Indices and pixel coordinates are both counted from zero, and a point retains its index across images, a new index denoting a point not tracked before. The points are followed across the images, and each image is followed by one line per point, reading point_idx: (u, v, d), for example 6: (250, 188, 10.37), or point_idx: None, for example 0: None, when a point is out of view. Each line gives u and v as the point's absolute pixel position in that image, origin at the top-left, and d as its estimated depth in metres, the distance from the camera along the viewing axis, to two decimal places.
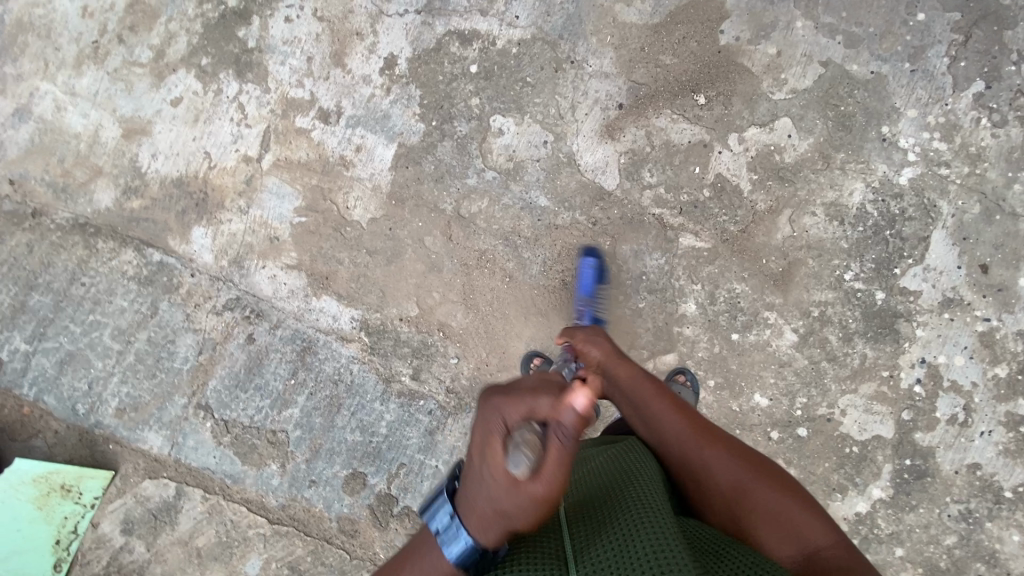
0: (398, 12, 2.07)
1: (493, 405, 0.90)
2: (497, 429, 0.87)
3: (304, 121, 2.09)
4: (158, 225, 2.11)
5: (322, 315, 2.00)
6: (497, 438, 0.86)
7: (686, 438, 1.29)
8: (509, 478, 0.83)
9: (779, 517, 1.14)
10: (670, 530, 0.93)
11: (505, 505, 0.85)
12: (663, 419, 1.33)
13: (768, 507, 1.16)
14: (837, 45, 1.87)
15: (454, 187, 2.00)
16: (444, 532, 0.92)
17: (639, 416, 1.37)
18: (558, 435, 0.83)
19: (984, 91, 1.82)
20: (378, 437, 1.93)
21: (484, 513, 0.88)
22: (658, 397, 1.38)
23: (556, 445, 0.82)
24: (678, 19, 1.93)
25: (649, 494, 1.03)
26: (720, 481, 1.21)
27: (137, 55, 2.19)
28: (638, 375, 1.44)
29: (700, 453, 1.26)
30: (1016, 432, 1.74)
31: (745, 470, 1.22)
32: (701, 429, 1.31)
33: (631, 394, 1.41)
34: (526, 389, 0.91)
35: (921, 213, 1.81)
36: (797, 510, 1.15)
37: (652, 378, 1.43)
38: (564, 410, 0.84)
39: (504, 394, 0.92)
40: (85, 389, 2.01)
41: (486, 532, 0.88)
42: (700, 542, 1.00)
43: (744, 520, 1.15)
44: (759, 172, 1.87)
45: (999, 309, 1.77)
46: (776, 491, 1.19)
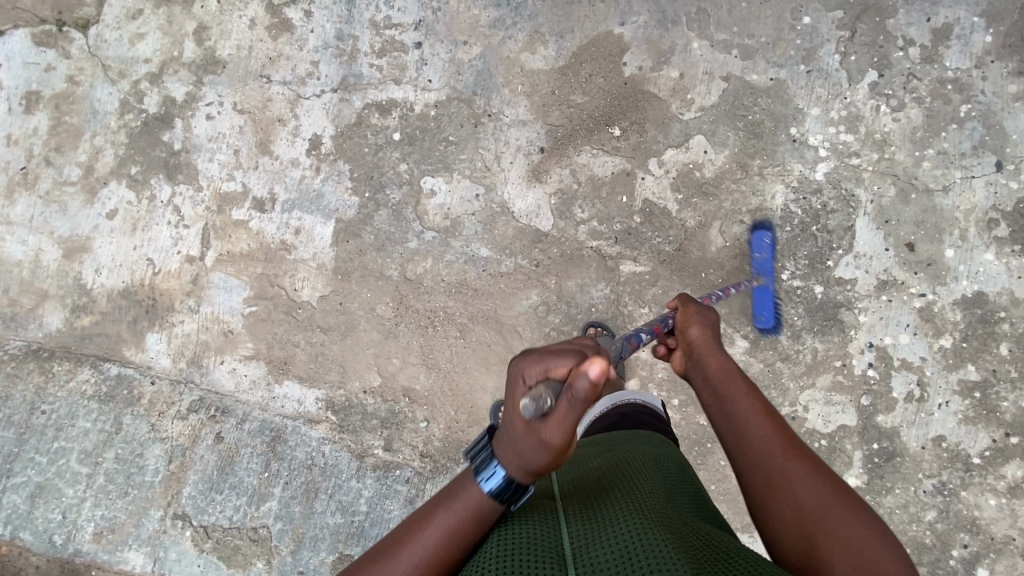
0: (314, 93, 2.12)
1: (519, 364, 0.97)
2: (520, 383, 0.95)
3: (240, 213, 2.12)
4: (113, 337, 2.11)
5: (287, 401, 2.01)
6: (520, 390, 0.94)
7: (772, 447, 1.15)
8: (525, 423, 0.92)
9: (860, 546, 0.98)
10: (666, 535, 0.92)
11: (521, 449, 0.94)
12: (747, 420, 1.21)
13: (846, 532, 1.01)
14: (734, 59, 1.95)
15: (396, 252, 2.03)
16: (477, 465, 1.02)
17: (721, 411, 1.27)
18: (570, 397, 0.84)
19: (878, 80, 1.90)
20: (359, 515, 1.91)
21: (506, 453, 0.98)
22: (748, 398, 1.25)
23: (565, 403, 0.85)
24: (582, 59, 2.01)
25: (649, 506, 1.01)
26: (799, 498, 1.07)
27: (67, 174, 2.21)
28: (728, 367, 1.34)
29: (781, 461, 1.12)
30: (972, 399, 1.79)
31: (831, 492, 1.07)
32: (789, 441, 1.16)
33: (718, 388, 1.30)
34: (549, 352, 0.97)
35: (841, 204, 1.88)
36: (880, 543, 0.99)
37: (743, 374, 1.32)
38: (578, 376, 0.83)
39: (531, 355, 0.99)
40: (59, 519, 1.97)
41: (508, 466, 0.98)
42: (710, 548, 1.00)
43: (816, 538, 1.02)
44: (683, 191, 1.93)
45: (932, 283, 1.82)
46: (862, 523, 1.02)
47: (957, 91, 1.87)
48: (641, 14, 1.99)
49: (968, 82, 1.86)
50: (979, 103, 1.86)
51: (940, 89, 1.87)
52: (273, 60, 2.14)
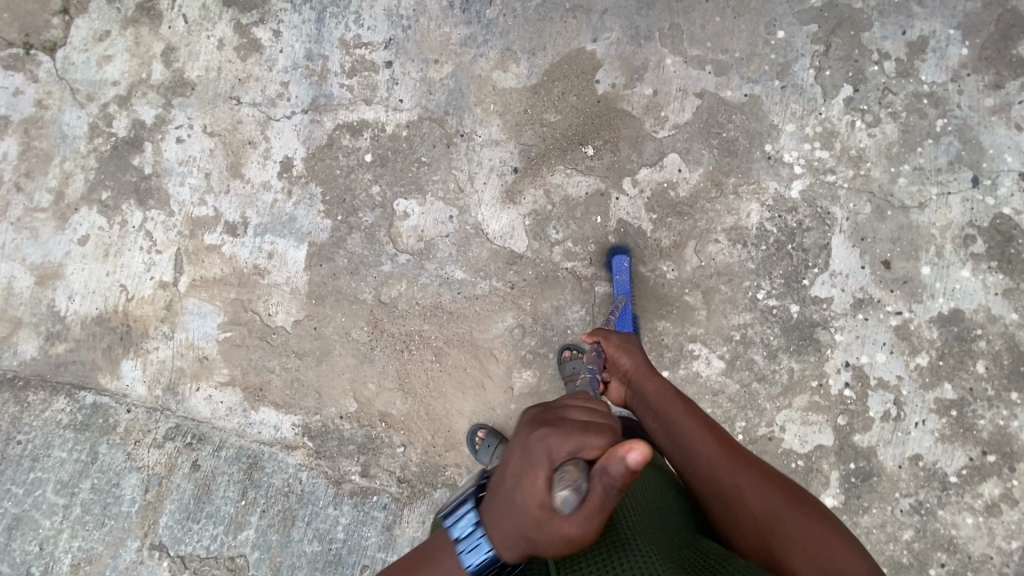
0: (285, 115, 2.09)
1: (540, 436, 0.85)
2: (541, 459, 0.83)
3: (213, 237, 2.08)
4: (86, 365, 2.08)
5: (264, 428, 2.00)
6: (542, 472, 0.82)
7: (718, 464, 1.12)
8: (544, 507, 0.80)
9: (814, 546, 1.02)
10: (651, 547, 0.86)
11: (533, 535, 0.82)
12: (694, 440, 1.17)
13: (802, 537, 1.03)
14: (708, 75, 1.93)
15: (370, 276, 2.01)
16: (466, 542, 0.88)
17: (665, 433, 1.22)
18: (605, 484, 0.76)
19: (853, 95, 1.87)
20: (337, 543, 1.92)
21: (511, 536, 0.84)
22: (687, 416, 1.22)
23: (601, 491, 0.76)
24: (554, 77, 1.98)
25: (636, 512, 0.94)
26: (755, 510, 1.06)
27: (37, 201, 2.14)
28: (665, 389, 1.30)
29: (732, 474, 1.11)
30: (948, 417, 1.78)
31: (780, 496, 1.08)
32: (733, 451, 1.15)
33: (659, 412, 1.25)
34: (577, 424, 0.86)
35: (817, 222, 1.86)
36: (830, 538, 1.03)
37: (680, 394, 1.29)
38: (615, 459, 0.75)
39: (552, 424, 0.87)
40: (37, 551, 1.96)
41: (509, 549, 0.84)
42: (697, 557, 0.94)
43: (776, 548, 1.03)
44: (657, 210, 1.91)
45: (908, 301, 1.81)
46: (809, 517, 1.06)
47: (933, 106, 1.84)
48: (613, 30, 1.96)
49: (944, 96, 1.84)
50: (955, 118, 1.84)
51: (915, 104, 1.85)
52: (242, 82, 2.11)
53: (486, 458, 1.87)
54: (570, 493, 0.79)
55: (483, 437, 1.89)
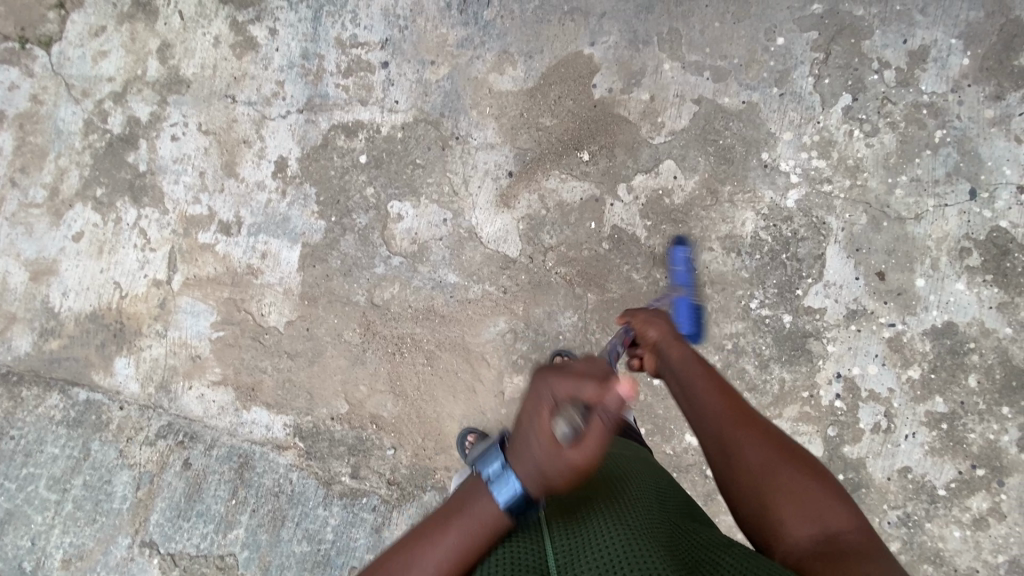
0: (280, 114, 2.07)
1: (545, 379, 0.92)
2: (545, 397, 0.90)
3: (206, 236, 2.08)
4: (80, 362, 2.08)
5: (255, 427, 2.01)
6: (546, 408, 0.89)
7: (725, 418, 1.15)
8: (550, 440, 0.88)
9: (804, 498, 1.02)
10: (649, 542, 0.86)
11: (543, 464, 0.89)
12: (705, 397, 1.20)
13: (794, 488, 1.03)
14: (706, 81, 1.91)
15: (363, 278, 2.01)
16: (496, 479, 0.93)
17: (680, 392, 1.25)
18: (603, 413, 0.86)
19: (852, 104, 1.86)
20: (326, 544, 1.94)
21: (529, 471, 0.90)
22: (703, 374, 1.25)
23: (599, 421, 0.86)
24: (551, 80, 1.97)
25: (634, 510, 0.95)
26: (755, 468, 1.07)
27: (32, 196, 2.13)
28: (688, 352, 1.31)
29: (737, 430, 1.12)
30: (939, 430, 1.78)
31: (783, 452, 1.09)
32: (743, 410, 1.17)
33: (677, 371, 1.28)
34: (576, 368, 0.95)
35: (812, 232, 1.85)
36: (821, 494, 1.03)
37: (700, 357, 1.30)
38: (611, 392, 0.88)
39: (556, 370, 0.95)
40: (29, 546, 1.98)
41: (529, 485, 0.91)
42: (694, 552, 0.94)
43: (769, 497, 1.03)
44: (651, 218, 1.90)
45: (902, 313, 1.80)
46: (806, 475, 1.05)
47: (932, 116, 1.83)
48: (611, 34, 1.95)
49: (944, 106, 1.83)
50: (954, 129, 1.82)
51: (915, 114, 1.83)
52: (238, 80, 2.10)
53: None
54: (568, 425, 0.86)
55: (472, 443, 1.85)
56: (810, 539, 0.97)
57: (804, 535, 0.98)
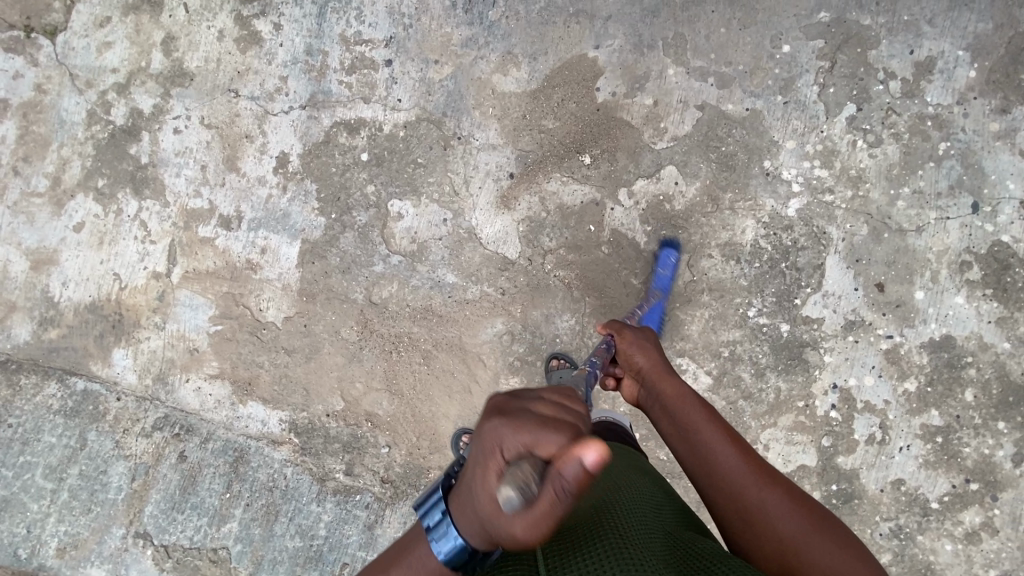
0: (283, 110, 2.07)
1: (495, 428, 0.76)
2: (494, 450, 0.75)
3: (207, 230, 2.08)
4: (79, 352, 2.08)
5: (251, 421, 2.02)
6: (496, 465, 0.73)
7: (742, 476, 1.13)
8: (493, 502, 0.73)
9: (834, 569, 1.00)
10: (644, 553, 0.88)
11: (489, 526, 0.76)
12: (715, 449, 1.18)
13: (823, 558, 1.01)
14: (710, 87, 1.90)
15: (362, 276, 2.01)
16: (436, 530, 0.86)
17: (687, 444, 1.21)
18: (557, 485, 0.68)
19: (856, 114, 1.85)
20: (318, 540, 1.95)
21: (475, 528, 0.80)
22: (712, 426, 1.22)
23: (550, 494, 0.68)
24: (554, 83, 1.96)
25: (630, 521, 0.96)
26: (780, 530, 1.06)
27: (34, 185, 2.14)
28: (687, 395, 1.28)
29: (756, 491, 1.11)
30: (933, 443, 1.77)
31: (803, 514, 1.07)
32: (758, 467, 1.15)
33: (682, 420, 1.25)
34: (537, 418, 0.76)
35: (812, 241, 1.84)
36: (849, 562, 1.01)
37: (702, 401, 1.27)
38: (570, 459, 0.68)
39: (511, 414, 0.78)
40: (24, 533, 1.99)
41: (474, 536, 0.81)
42: (688, 560, 0.95)
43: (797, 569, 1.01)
44: (651, 223, 1.90)
45: (900, 325, 1.80)
46: (832, 541, 1.04)
47: (937, 128, 1.82)
48: (616, 37, 1.94)
49: (948, 118, 1.82)
50: (958, 141, 1.81)
51: (919, 125, 1.83)
52: (241, 74, 2.09)
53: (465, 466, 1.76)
54: (513, 493, 0.69)
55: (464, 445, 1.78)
56: None
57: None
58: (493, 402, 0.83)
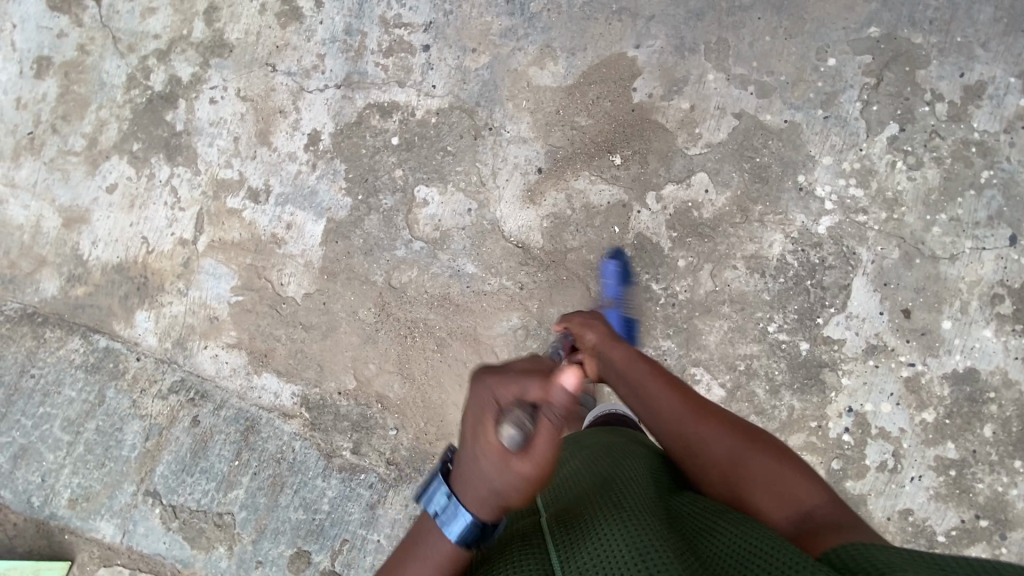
0: (318, 87, 2.08)
1: (485, 387, 0.91)
2: (488, 405, 0.88)
3: (235, 201, 2.11)
4: (103, 310, 2.13)
5: (264, 393, 2.05)
6: (490, 414, 0.87)
7: (682, 414, 1.19)
8: (499, 451, 0.84)
9: (777, 486, 1.06)
10: (646, 520, 0.88)
11: (496, 479, 0.86)
12: (658, 398, 1.23)
13: (766, 477, 1.07)
14: (750, 96, 1.87)
15: (383, 259, 2.02)
16: (445, 513, 0.92)
17: (632, 397, 1.27)
18: (551, 413, 0.83)
19: (898, 134, 1.81)
20: (321, 514, 1.98)
21: (481, 491, 0.88)
22: (650, 373, 1.28)
23: (545, 424, 0.82)
24: (591, 80, 1.94)
25: (629, 494, 0.96)
26: (723, 458, 1.11)
27: (71, 144, 2.18)
28: (633, 356, 1.32)
29: (696, 427, 1.16)
30: (946, 476, 1.75)
31: (741, 440, 1.13)
32: (697, 404, 1.21)
33: (624, 373, 1.31)
34: (518, 372, 0.92)
35: (840, 261, 1.81)
36: (791, 477, 1.07)
37: (646, 358, 1.31)
38: (556, 389, 0.83)
39: (498, 374, 0.93)
40: (39, 482, 2.05)
41: (482, 507, 0.89)
42: (689, 522, 0.96)
43: (743, 493, 1.06)
44: (677, 229, 1.88)
45: (923, 353, 1.77)
46: (770, 460, 1.10)
47: (980, 155, 1.77)
48: (657, 38, 1.91)
49: (993, 146, 1.77)
50: (1001, 170, 1.77)
51: (963, 151, 1.78)
52: (280, 49, 2.11)
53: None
54: (517, 429, 0.83)
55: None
56: (788, 523, 1.00)
57: (779, 514, 1.02)
58: (475, 374, 0.98)
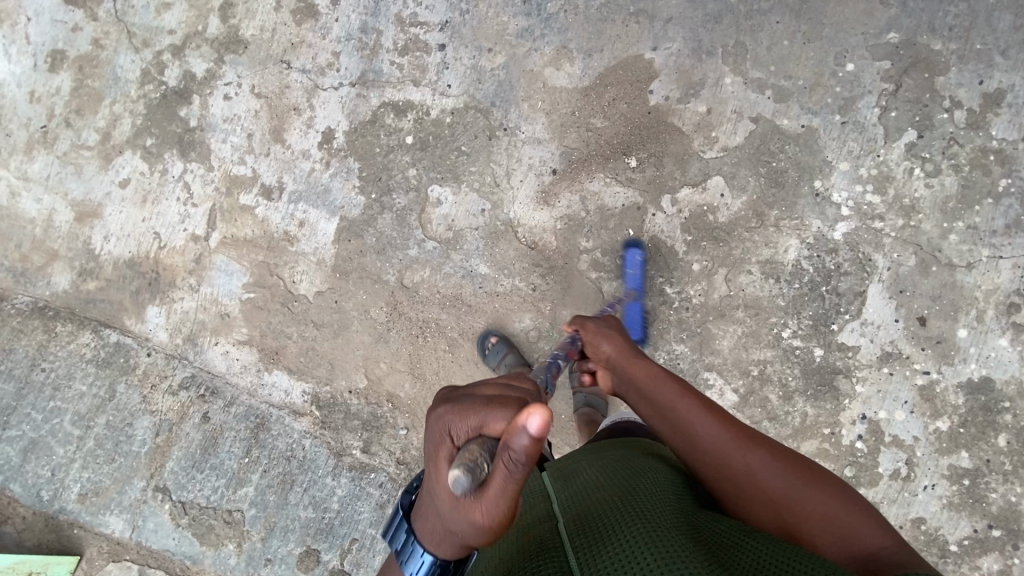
0: (333, 85, 2.08)
1: (442, 415, 0.78)
2: (443, 439, 0.76)
3: (247, 198, 2.10)
4: (114, 305, 2.13)
5: (274, 390, 2.05)
6: (445, 452, 0.75)
7: (723, 441, 1.12)
8: (450, 496, 0.73)
9: (834, 523, 1.01)
10: (671, 533, 0.88)
11: (451, 522, 0.76)
12: (694, 423, 1.16)
13: (821, 513, 1.02)
14: (767, 100, 1.86)
15: (396, 258, 2.02)
16: (404, 551, 0.88)
17: (665, 422, 1.20)
18: (508, 462, 0.66)
19: (916, 141, 1.80)
20: (330, 513, 1.98)
21: (437, 532, 0.81)
22: (684, 396, 1.21)
23: (501, 473, 0.67)
24: (607, 81, 1.94)
25: (651, 506, 0.96)
26: (768, 488, 1.06)
27: (84, 139, 2.18)
28: (658, 375, 1.28)
29: (742, 456, 1.10)
30: (959, 485, 1.74)
31: (791, 470, 1.08)
32: (738, 431, 1.14)
33: (653, 395, 1.25)
34: (482, 399, 0.78)
35: (856, 267, 1.80)
36: (847, 512, 1.02)
37: (673, 377, 1.27)
38: (517, 433, 0.65)
39: (460, 400, 0.80)
40: (49, 476, 2.06)
41: (439, 546, 0.82)
42: (712, 535, 0.95)
43: (796, 528, 1.02)
44: (693, 233, 1.87)
45: (939, 362, 1.76)
46: (824, 493, 1.05)
47: (999, 163, 1.76)
48: (675, 41, 1.90)
49: (1012, 154, 1.76)
50: (1019, 179, 1.76)
51: (981, 159, 1.77)
52: (295, 46, 2.10)
53: (492, 363, 1.88)
54: (462, 475, 0.68)
55: (494, 343, 1.90)
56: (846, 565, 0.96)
57: (836, 552, 0.98)
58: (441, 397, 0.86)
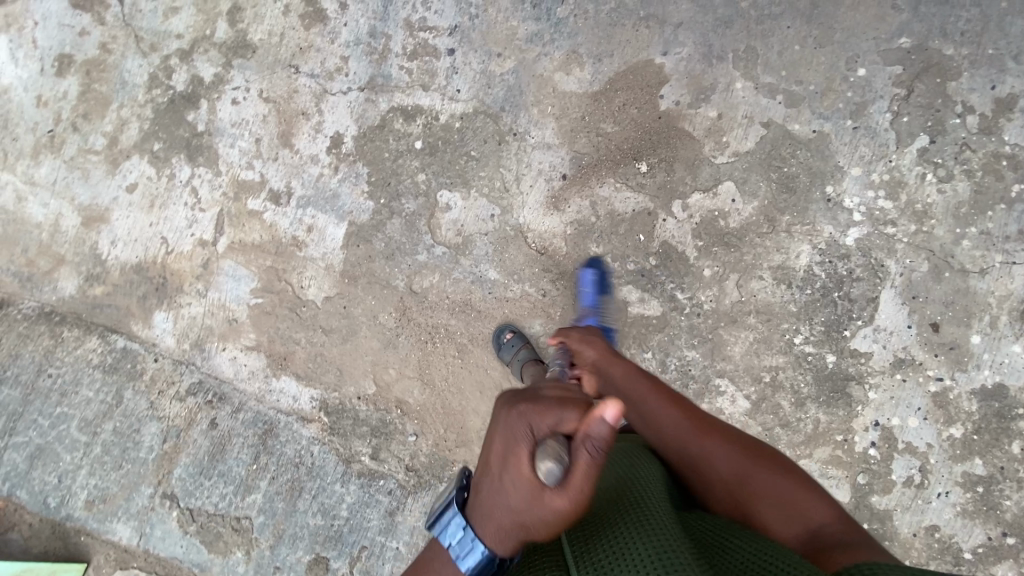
0: (341, 90, 2.07)
1: (518, 414, 0.85)
2: (523, 435, 0.83)
3: (255, 203, 2.10)
4: (121, 311, 2.12)
5: (282, 396, 2.04)
6: (528, 449, 0.82)
7: (684, 430, 1.24)
8: (532, 487, 0.80)
9: (783, 499, 1.11)
10: (663, 524, 0.86)
11: (525, 513, 0.82)
12: (661, 415, 1.28)
13: (771, 492, 1.13)
14: (778, 105, 1.85)
15: (405, 264, 2.01)
16: (460, 547, 0.89)
17: (637, 416, 1.29)
18: (590, 449, 0.77)
19: (928, 146, 1.79)
20: (339, 520, 1.97)
21: (502, 526, 0.85)
22: (652, 392, 1.33)
23: (585, 462, 0.77)
24: (617, 86, 1.93)
25: (645, 499, 0.95)
26: (725, 472, 1.17)
27: (91, 143, 2.17)
28: (630, 373, 1.40)
29: (700, 443, 1.21)
30: (973, 493, 1.73)
31: (745, 454, 1.19)
32: (698, 421, 1.26)
33: (625, 391, 1.35)
34: (554, 398, 0.85)
35: (868, 273, 1.79)
36: (795, 490, 1.13)
37: (647, 377, 1.38)
38: (598, 423, 0.77)
39: (529, 398, 0.87)
40: (55, 483, 2.04)
41: (503, 541, 0.86)
42: (704, 536, 0.93)
43: (750, 506, 1.12)
44: (704, 238, 1.86)
45: (952, 368, 1.75)
46: (774, 474, 1.16)
47: (1011, 168, 1.76)
48: (685, 45, 1.90)
49: None
50: None
51: (994, 164, 1.76)
52: (303, 51, 2.10)
53: (506, 355, 1.87)
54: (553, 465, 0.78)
55: (510, 336, 1.89)
56: (795, 538, 1.05)
57: (786, 527, 1.07)
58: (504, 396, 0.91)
